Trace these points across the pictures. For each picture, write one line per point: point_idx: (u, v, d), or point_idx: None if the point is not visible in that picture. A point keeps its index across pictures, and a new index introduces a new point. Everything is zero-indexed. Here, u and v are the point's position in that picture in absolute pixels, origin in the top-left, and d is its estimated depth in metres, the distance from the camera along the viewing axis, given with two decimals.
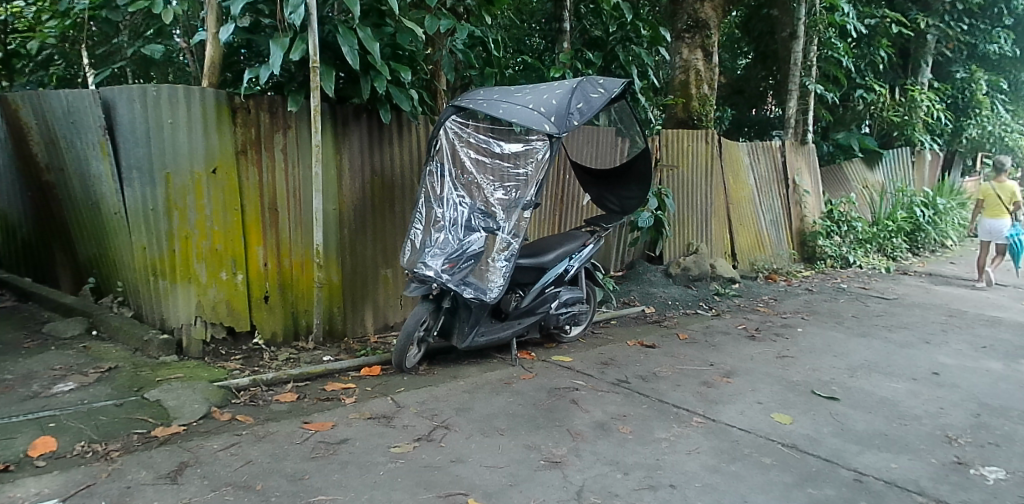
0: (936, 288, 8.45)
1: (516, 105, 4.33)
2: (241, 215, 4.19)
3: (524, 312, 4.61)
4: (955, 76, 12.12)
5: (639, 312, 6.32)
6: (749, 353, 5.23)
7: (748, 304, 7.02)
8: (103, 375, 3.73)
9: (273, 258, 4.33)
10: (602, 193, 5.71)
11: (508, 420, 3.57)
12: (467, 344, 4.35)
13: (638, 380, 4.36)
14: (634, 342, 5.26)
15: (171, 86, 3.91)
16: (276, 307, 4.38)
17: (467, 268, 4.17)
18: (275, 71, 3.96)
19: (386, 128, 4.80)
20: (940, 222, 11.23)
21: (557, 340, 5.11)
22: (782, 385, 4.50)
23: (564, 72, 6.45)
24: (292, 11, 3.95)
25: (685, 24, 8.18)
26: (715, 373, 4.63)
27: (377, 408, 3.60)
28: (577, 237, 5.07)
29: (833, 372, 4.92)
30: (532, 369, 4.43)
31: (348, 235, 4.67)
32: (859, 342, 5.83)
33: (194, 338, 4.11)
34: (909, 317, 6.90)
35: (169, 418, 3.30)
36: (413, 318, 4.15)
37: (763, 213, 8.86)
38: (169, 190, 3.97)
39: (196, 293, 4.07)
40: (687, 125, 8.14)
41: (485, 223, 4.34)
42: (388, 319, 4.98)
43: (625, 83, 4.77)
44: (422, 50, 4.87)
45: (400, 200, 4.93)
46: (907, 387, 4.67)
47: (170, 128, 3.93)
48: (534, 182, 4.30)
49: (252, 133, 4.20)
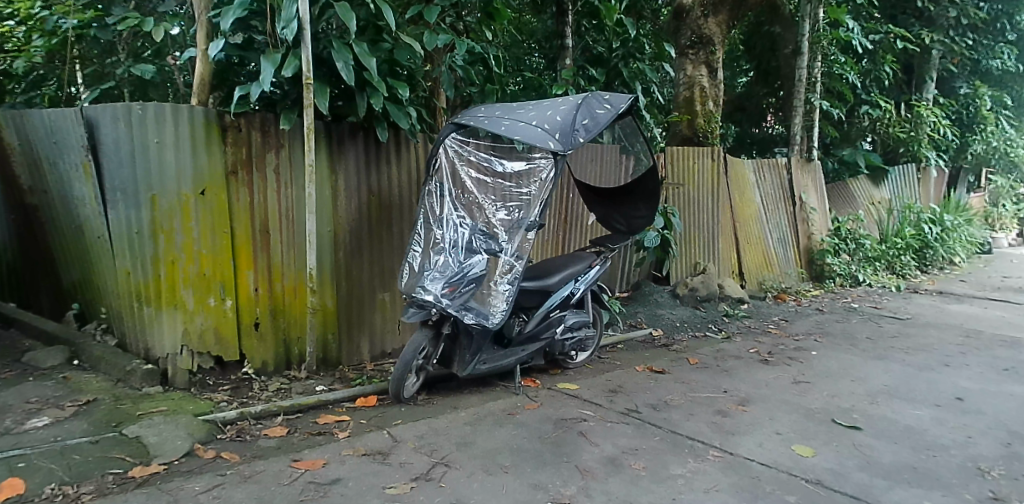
0: (949, 306, 8.24)
1: (519, 122, 4.15)
2: (231, 238, 3.99)
3: (527, 338, 4.39)
4: (959, 92, 11.96)
5: (647, 334, 6.09)
6: (764, 379, 5.00)
7: (758, 325, 6.80)
8: (81, 409, 3.50)
9: (264, 283, 4.12)
10: (609, 212, 5.50)
11: (513, 456, 3.34)
12: (469, 372, 4.14)
13: (649, 409, 4.13)
14: (643, 368, 5.04)
15: (157, 103, 3.74)
16: (267, 335, 4.16)
17: (468, 292, 3.96)
18: (265, 88, 3.80)
19: (384, 146, 4.62)
20: (948, 239, 11.04)
21: (563, 366, 4.86)
22: (800, 413, 4.27)
23: (567, 89, 6.27)
24: (284, 26, 3.81)
25: (689, 40, 8.01)
26: (729, 401, 4.40)
27: (372, 444, 3.38)
28: (582, 258, 4.88)
29: (853, 398, 4.69)
30: (537, 398, 4.20)
31: (344, 257, 4.47)
32: (876, 365, 5.61)
33: (179, 368, 3.89)
34: (925, 338, 6.67)
35: (148, 456, 3.09)
36: (410, 345, 3.93)
37: (769, 231, 8.66)
38: (155, 212, 3.78)
39: (182, 320, 3.86)
40: (692, 142, 7.95)
41: (487, 245, 4.14)
42: (386, 346, 4.76)
43: (632, 99, 4.60)
44: (420, 66, 4.72)
45: (398, 220, 4.73)
46: (931, 415, 4.44)
47: (157, 147, 3.76)
48: (538, 202, 4.09)
49: (243, 152, 4.02)
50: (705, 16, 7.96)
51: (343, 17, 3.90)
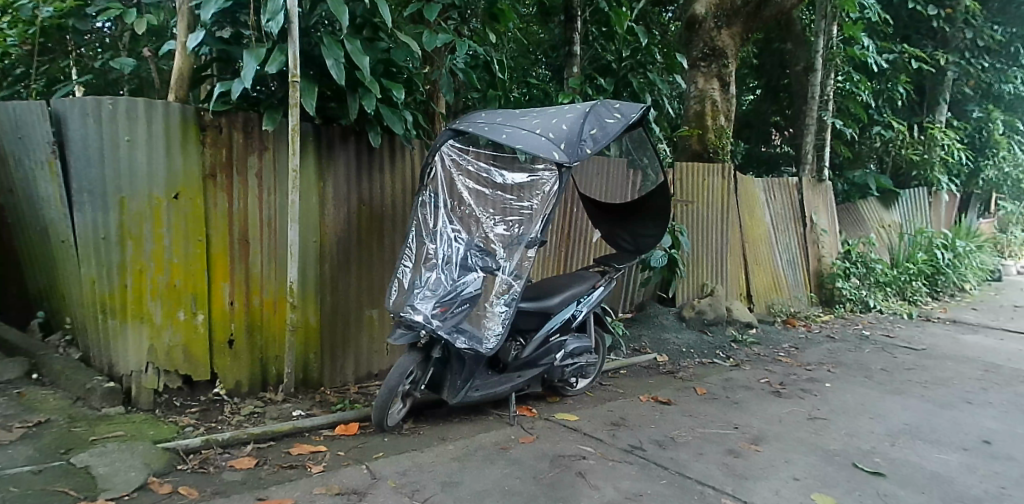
0: (963, 337, 7.90)
1: (522, 130, 3.84)
2: (206, 246, 3.68)
3: (523, 364, 4.06)
4: (971, 115, 11.63)
5: (651, 360, 5.76)
6: (776, 414, 4.67)
7: (768, 353, 6.46)
8: (29, 431, 3.14)
9: (240, 297, 3.80)
10: (614, 230, 5.18)
11: (505, 500, 3.02)
12: (460, 400, 3.81)
13: (654, 446, 3.80)
14: (647, 397, 4.70)
15: (130, 98, 3.45)
16: (241, 353, 3.83)
17: (461, 313, 3.63)
18: (247, 85, 3.51)
19: (376, 152, 4.31)
20: (959, 266, 10.72)
21: (561, 393, 4.53)
22: (818, 456, 3.94)
23: (573, 98, 5.97)
24: (270, 18, 3.52)
25: (701, 52, 7.71)
26: (741, 439, 4.08)
27: (349, 481, 3.06)
28: (586, 278, 4.55)
29: (873, 439, 4.36)
30: (533, 430, 3.88)
31: (329, 270, 4.15)
32: (894, 401, 5.27)
33: (143, 387, 3.57)
34: (943, 371, 6.34)
35: (96, 491, 2.78)
36: (397, 369, 3.60)
37: (779, 253, 8.35)
38: (123, 216, 3.47)
39: (149, 335, 3.55)
40: (702, 158, 7.63)
41: (483, 261, 3.81)
42: (372, 366, 4.43)
43: (643, 108, 4.29)
44: (418, 68, 4.44)
45: (390, 232, 4.41)
46: (959, 460, 4.11)
47: (127, 146, 3.45)
48: (539, 216, 3.79)
49: (223, 154, 3.72)
50: (718, 27, 7.65)
51: (335, 10, 3.60)
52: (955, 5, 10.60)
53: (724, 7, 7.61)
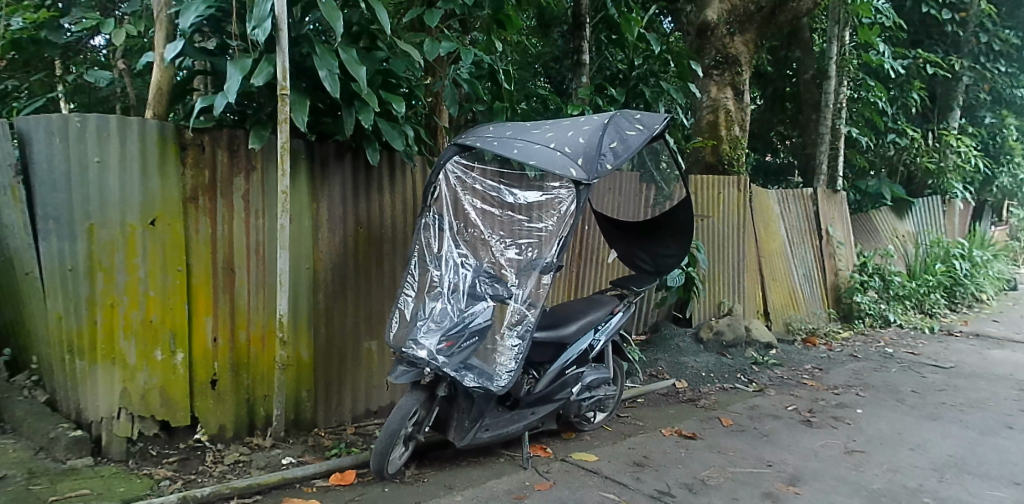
0: (990, 353, 7.52)
1: (534, 144, 3.50)
2: (187, 277, 3.34)
3: (537, 399, 3.69)
4: (985, 121, 11.26)
5: (670, 387, 5.40)
6: (811, 447, 4.30)
7: (792, 375, 6.09)
8: None
9: (224, 333, 3.46)
10: (631, 249, 4.82)
11: None
12: (467, 442, 3.44)
13: (684, 492, 3.44)
14: (670, 431, 4.33)
15: (100, 115, 3.12)
16: (225, 394, 3.49)
17: (468, 349, 3.29)
18: (231, 99, 3.17)
19: (375, 170, 3.98)
20: (977, 275, 10.35)
21: (578, 429, 4.18)
22: (863, 498, 3.58)
23: (582, 109, 5.64)
24: (256, 25, 3.19)
25: (713, 60, 7.40)
26: (777, 479, 3.71)
27: None
28: (603, 304, 4.21)
29: (919, 474, 3.99)
30: (550, 475, 3.52)
31: (324, 301, 3.81)
32: (932, 428, 4.90)
33: (116, 435, 3.24)
34: (977, 392, 5.96)
35: None
36: (398, 412, 3.23)
37: (795, 267, 8.00)
38: (92, 245, 3.14)
39: (121, 377, 3.21)
40: (716, 170, 7.30)
41: (493, 289, 3.48)
42: (371, 403, 4.07)
43: (667, 118, 3.95)
44: (420, 79, 4.13)
45: (389, 257, 4.07)
46: (1014, 497, 3.73)
47: (98, 168, 3.13)
48: (555, 238, 3.42)
49: (206, 175, 3.38)
50: (731, 34, 7.36)
51: (328, 16, 3.27)
52: (970, 7, 10.21)
53: (737, 13, 7.31)
